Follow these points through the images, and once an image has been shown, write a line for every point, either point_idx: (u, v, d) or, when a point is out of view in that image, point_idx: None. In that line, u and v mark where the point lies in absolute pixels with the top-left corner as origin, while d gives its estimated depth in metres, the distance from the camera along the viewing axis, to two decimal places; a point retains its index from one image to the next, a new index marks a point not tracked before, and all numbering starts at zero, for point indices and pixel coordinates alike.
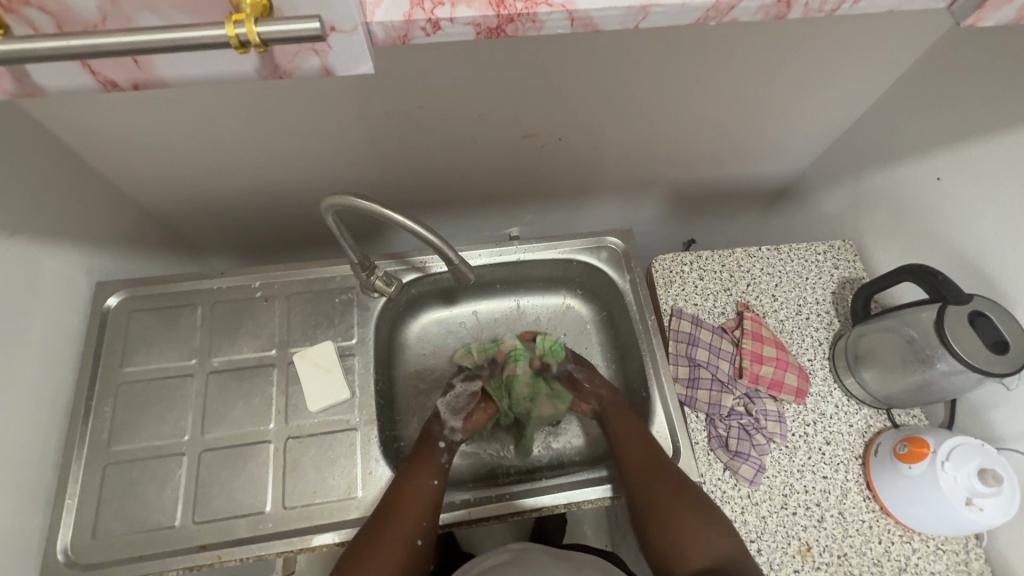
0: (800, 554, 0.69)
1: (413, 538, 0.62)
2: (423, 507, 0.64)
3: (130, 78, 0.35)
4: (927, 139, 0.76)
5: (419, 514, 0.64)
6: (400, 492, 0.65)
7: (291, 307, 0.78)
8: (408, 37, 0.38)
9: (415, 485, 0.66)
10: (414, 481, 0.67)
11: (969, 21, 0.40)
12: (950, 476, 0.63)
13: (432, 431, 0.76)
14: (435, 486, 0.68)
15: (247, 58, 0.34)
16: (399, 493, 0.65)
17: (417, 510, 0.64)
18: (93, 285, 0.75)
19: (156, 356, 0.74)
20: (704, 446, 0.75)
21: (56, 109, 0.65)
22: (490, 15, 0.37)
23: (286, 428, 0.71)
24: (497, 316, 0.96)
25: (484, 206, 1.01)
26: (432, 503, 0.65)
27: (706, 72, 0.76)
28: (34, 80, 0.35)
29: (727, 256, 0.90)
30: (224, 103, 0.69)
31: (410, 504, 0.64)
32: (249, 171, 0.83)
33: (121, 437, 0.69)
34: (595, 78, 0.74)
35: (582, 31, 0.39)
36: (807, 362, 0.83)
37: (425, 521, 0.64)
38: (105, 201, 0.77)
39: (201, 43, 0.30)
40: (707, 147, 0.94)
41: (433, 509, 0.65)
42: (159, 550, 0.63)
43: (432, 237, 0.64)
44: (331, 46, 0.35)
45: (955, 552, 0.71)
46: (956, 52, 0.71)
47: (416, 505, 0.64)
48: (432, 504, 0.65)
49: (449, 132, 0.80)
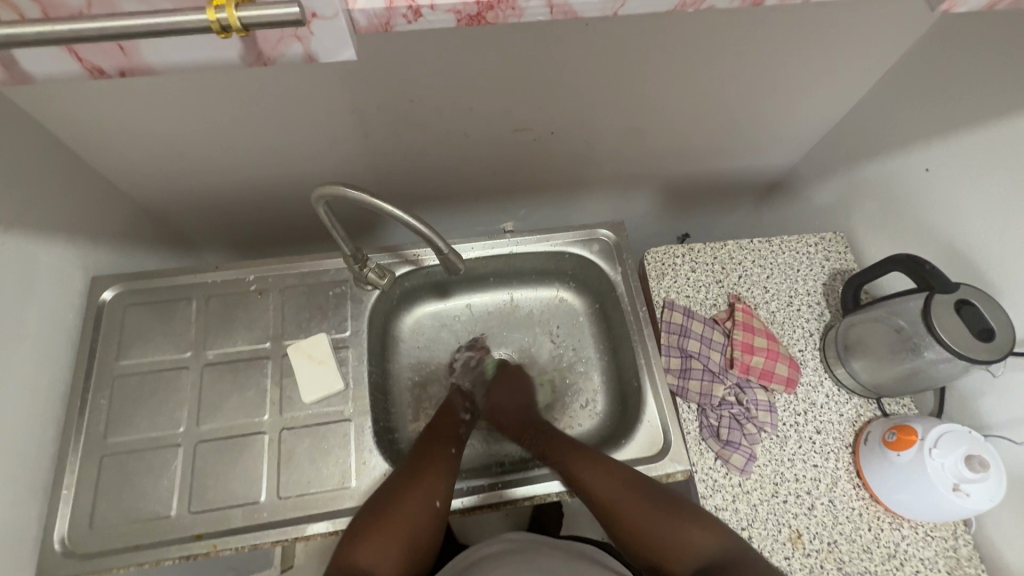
0: (790, 542, 0.70)
1: (431, 502, 0.64)
2: (446, 472, 0.68)
3: (118, 65, 0.36)
4: (916, 130, 0.77)
5: (442, 476, 0.67)
6: (423, 460, 0.68)
7: (285, 300, 0.79)
8: (391, 24, 0.39)
9: (438, 454, 0.70)
10: (437, 451, 0.70)
11: (944, 7, 0.41)
12: (938, 462, 0.64)
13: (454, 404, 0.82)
14: (452, 453, 0.72)
15: (230, 44, 0.35)
16: (421, 462, 0.68)
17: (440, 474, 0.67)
18: (87, 279, 0.75)
19: (151, 349, 0.74)
20: (695, 436, 0.76)
21: (48, 102, 0.65)
22: (470, 3, 0.38)
23: (280, 419, 0.71)
24: (491, 309, 0.97)
25: (478, 201, 1.02)
26: (453, 470, 0.69)
27: (696, 64, 0.76)
28: (22, 65, 0.35)
29: (719, 248, 0.91)
30: (216, 96, 0.69)
31: (430, 470, 0.67)
32: (243, 165, 0.83)
33: (116, 428, 0.69)
34: (586, 72, 0.74)
35: (561, 18, 0.40)
36: (798, 353, 0.83)
37: (445, 486, 0.66)
38: (100, 196, 0.78)
39: (182, 28, 0.30)
40: (699, 140, 0.95)
41: (451, 476, 0.68)
42: (156, 540, 0.64)
43: (421, 226, 0.64)
44: (313, 33, 0.35)
45: (943, 538, 0.72)
46: (944, 42, 0.71)
47: (437, 471, 0.67)
48: (452, 471, 0.69)
49: (441, 125, 0.81)
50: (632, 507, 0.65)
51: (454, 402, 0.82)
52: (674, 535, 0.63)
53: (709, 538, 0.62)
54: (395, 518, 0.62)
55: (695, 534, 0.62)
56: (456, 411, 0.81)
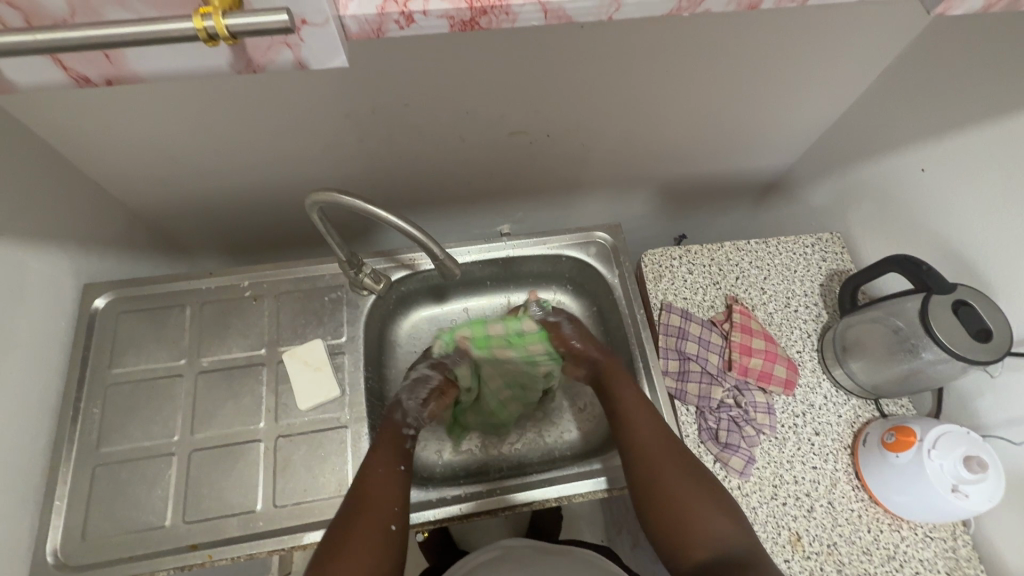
0: (790, 544, 0.70)
1: (385, 523, 0.61)
2: (394, 485, 0.64)
3: (104, 74, 0.35)
4: (912, 131, 0.77)
5: (391, 496, 0.63)
6: (364, 480, 0.64)
7: (280, 306, 0.78)
8: (383, 30, 0.38)
9: (381, 468, 0.65)
10: (378, 468, 0.66)
11: (940, 9, 0.41)
12: (936, 464, 0.64)
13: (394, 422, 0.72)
14: (401, 468, 0.67)
15: (219, 52, 0.34)
16: (365, 481, 0.64)
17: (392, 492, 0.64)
18: (79, 286, 0.75)
19: (145, 358, 0.73)
20: (695, 439, 0.76)
21: (37, 108, 0.64)
22: (463, 8, 0.37)
23: (276, 427, 0.71)
24: (488, 313, 0.96)
25: (474, 204, 1.01)
26: (401, 485, 0.65)
27: (691, 67, 0.76)
28: (8, 76, 0.35)
29: (716, 250, 0.91)
30: (208, 102, 0.69)
31: (376, 487, 0.63)
32: (237, 171, 0.83)
33: (110, 438, 0.68)
34: (581, 75, 0.74)
35: (555, 23, 0.40)
36: (796, 354, 0.83)
37: (397, 503, 0.63)
38: (92, 202, 0.77)
39: (169, 37, 0.30)
40: (695, 142, 0.95)
41: (401, 489, 0.65)
42: (151, 550, 0.63)
43: (416, 232, 0.64)
44: (303, 40, 0.35)
45: (943, 539, 0.71)
46: (939, 43, 0.71)
47: (384, 487, 0.64)
48: (400, 486, 0.65)
49: (436, 129, 0.80)
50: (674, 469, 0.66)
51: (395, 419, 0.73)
52: (703, 510, 0.62)
53: (733, 529, 0.61)
54: (354, 548, 0.58)
55: (720, 518, 0.62)
56: (399, 430, 0.73)
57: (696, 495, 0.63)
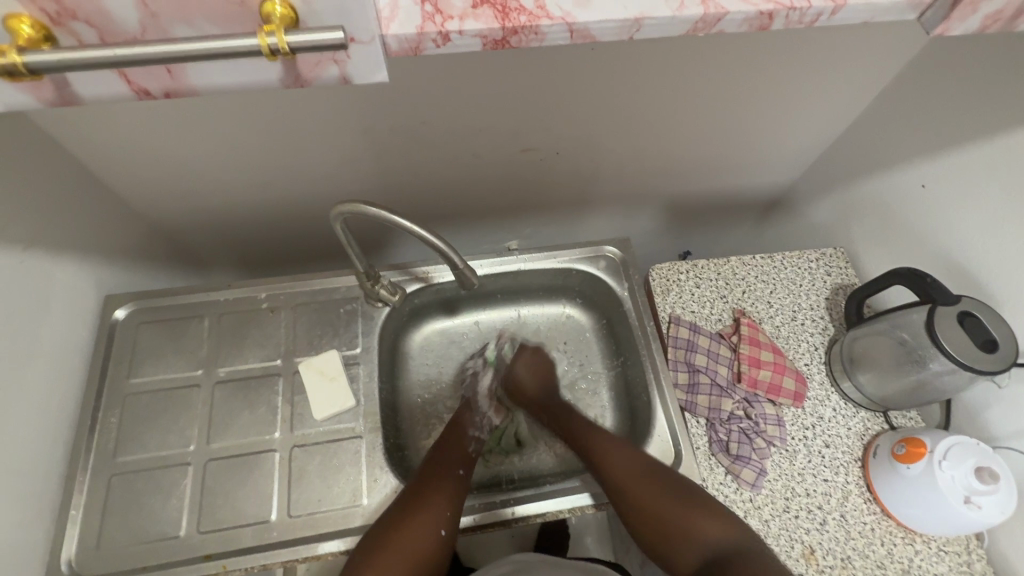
0: (803, 558, 0.70)
1: (433, 527, 0.64)
2: (450, 495, 0.67)
3: (163, 87, 0.38)
4: (912, 149, 0.79)
5: (446, 500, 0.66)
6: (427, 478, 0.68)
7: (297, 317, 0.80)
8: (420, 49, 0.41)
9: (446, 475, 0.70)
10: (439, 471, 0.70)
11: (939, 30, 0.43)
12: (947, 476, 0.64)
13: (462, 419, 0.81)
14: (459, 473, 0.72)
15: (272, 66, 0.37)
16: (422, 484, 0.67)
17: (444, 498, 0.67)
18: (100, 298, 0.76)
19: (163, 368, 0.74)
20: (705, 451, 0.76)
21: (72, 125, 0.67)
22: (496, 28, 0.40)
23: (291, 437, 0.71)
24: (498, 326, 0.97)
25: (484, 220, 1.03)
26: (457, 489, 0.69)
27: (697, 87, 0.79)
28: (74, 88, 0.37)
29: (722, 264, 0.92)
30: (233, 118, 0.71)
31: (436, 497, 0.66)
32: (255, 186, 0.85)
33: (126, 446, 0.69)
34: (591, 95, 0.77)
35: (581, 42, 0.42)
36: (804, 367, 0.84)
37: (448, 510, 0.66)
38: (115, 216, 0.79)
39: (234, 51, 0.32)
40: (701, 159, 0.97)
41: (457, 500, 0.68)
42: (165, 561, 0.63)
43: (436, 241, 0.66)
44: (350, 57, 0.37)
45: (957, 553, 0.71)
46: (936, 65, 0.74)
47: (443, 491, 0.67)
48: (455, 494, 0.68)
49: (451, 146, 0.83)
50: (646, 480, 0.68)
51: (463, 418, 0.81)
52: (684, 524, 0.64)
53: (719, 529, 0.63)
54: (402, 537, 0.62)
55: (706, 524, 0.64)
56: (463, 428, 0.80)
57: (669, 508, 0.66)
